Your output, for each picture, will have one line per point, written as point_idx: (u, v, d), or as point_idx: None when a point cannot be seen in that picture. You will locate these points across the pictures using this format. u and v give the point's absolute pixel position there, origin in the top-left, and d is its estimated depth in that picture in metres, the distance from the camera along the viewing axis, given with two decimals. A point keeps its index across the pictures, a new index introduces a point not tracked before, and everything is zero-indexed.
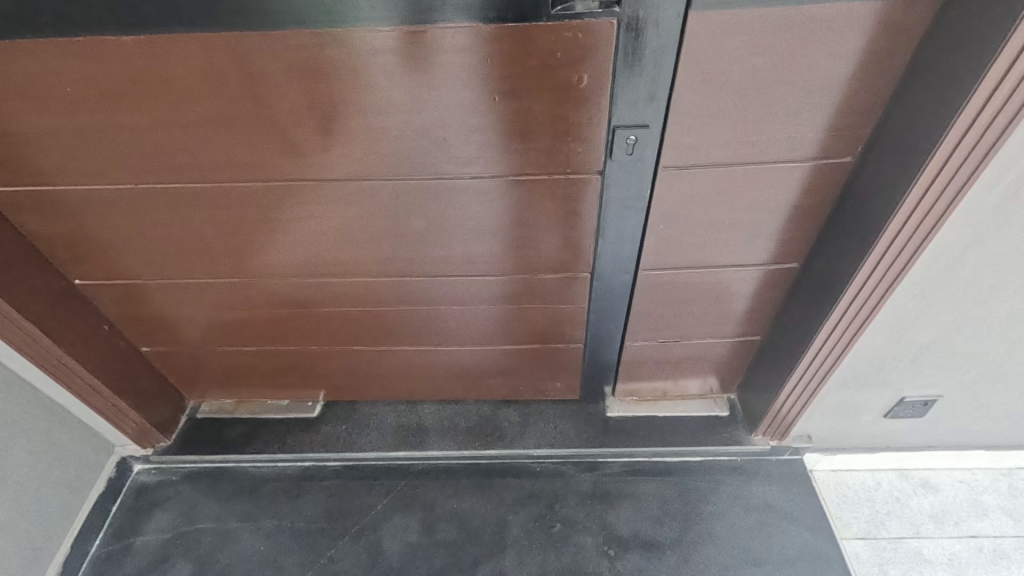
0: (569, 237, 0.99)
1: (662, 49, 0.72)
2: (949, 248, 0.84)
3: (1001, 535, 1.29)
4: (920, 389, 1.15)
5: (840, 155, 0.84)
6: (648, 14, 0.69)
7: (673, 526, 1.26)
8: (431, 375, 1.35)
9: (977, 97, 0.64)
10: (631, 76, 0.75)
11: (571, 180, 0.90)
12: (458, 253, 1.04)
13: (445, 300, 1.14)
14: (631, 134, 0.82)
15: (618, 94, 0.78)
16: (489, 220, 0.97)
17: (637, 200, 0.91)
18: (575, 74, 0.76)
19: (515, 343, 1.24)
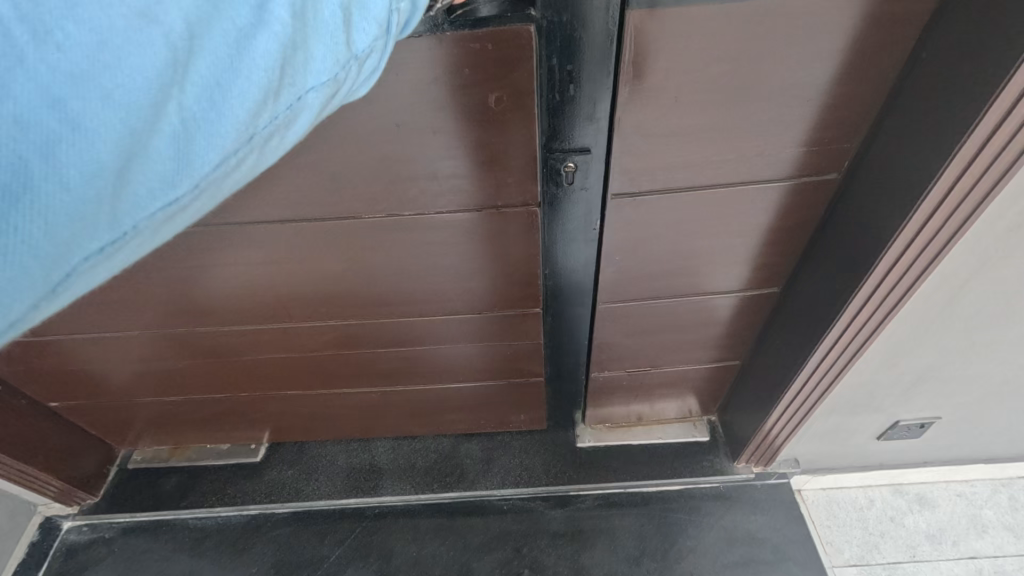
0: (513, 274, 0.86)
1: (596, 60, 0.59)
2: (952, 275, 0.72)
3: (1001, 555, 1.20)
4: (915, 413, 1.04)
5: (822, 171, 0.71)
6: (571, 15, 0.55)
7: (651, 566, 1.15)
8: (381, 414, 1.23)
9: (992, 114, 0.51)
10: (561, 92, 0.62)
11: (507, 214, 0.76)
12: (388, 294, 0.90)
13: (383, 341, 1.01)
14: (571, 160, 0.69)
15: (550, 115, 0.64)
16: (417, 261, 0.84)
17: (584, 230, 0.78)
18: (491, 96, 0.61)
19: (469, 379, 1.12)
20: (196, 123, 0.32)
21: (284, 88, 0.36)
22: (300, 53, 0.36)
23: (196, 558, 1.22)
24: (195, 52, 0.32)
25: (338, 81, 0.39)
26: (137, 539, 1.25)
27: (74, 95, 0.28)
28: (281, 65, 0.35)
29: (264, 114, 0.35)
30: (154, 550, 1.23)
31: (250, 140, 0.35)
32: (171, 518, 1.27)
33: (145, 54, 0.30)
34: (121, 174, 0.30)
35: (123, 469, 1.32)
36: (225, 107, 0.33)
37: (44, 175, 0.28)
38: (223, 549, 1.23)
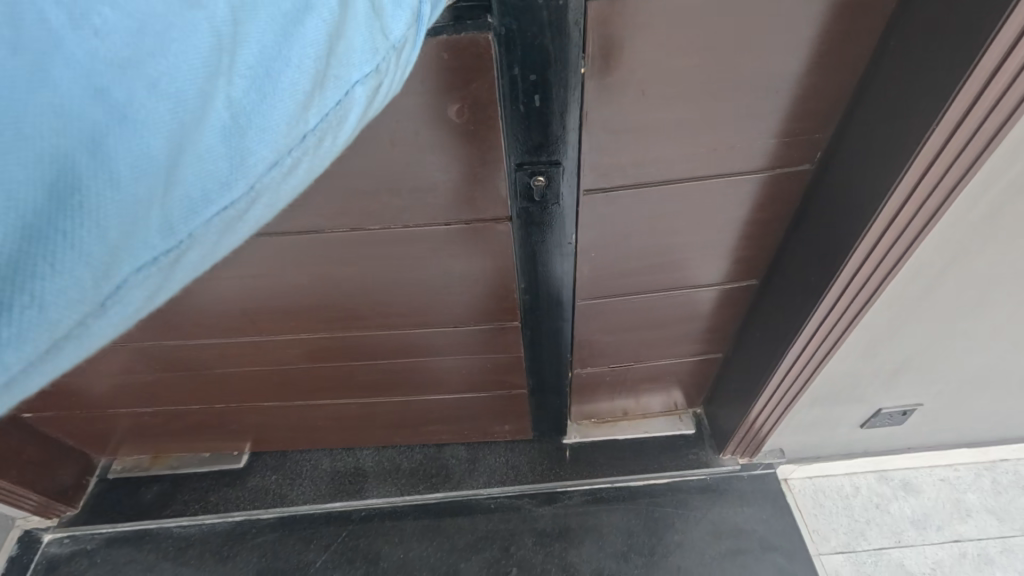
0: (487, 278, 0.84)
1: (561, 65, 0.56)
2: (927, 266, 0.71)
3: (984, 538, 1.21)
4: (897, 401, 1.04)
5: (796, 162, 0.70)
6: (529, 23, 0.53)
7: (639, 563, 1.15)
8: (363, 425, 1.22)
9: (958, 105, 0.51)
10: (525, 102, 0.59)
11: (477, 227, 0.75)
12: (362, 300, 0.88)
13: (360, 352, 0.99)
14: (539, 173, 0.67)
15: (514, 127, 0.62)
16: (389, 267, 0.82)
17: (558, 243, 0.77)
18: (453, 105, 0.60)
19: (450, 390, 1.11)
20: (248, 117, 0.32)
21: (329, 77, 0.36)
22: (340, 49, 0.36)
23: (179, 568, 1.20)
24: (256, 36, 0.32)
25: (379, 74, 0.39)
26: (119, 549, 1.23)
27: (152, 61, 0.28)
28: (328, 56, 0.35)
29: (312, 111, 0.35)
30: (137, 560, 1.22)
31: (306, 130, 0.35)
32: (153, 527, 1.25)
33: (213, 30, 0.30)
34: (177, 163, 0.29)
35: (104, 479, 1.30)
36: (279, 101, 0.33)
37: (129, 139, 0.27)
38: (207, 557, 1.22)
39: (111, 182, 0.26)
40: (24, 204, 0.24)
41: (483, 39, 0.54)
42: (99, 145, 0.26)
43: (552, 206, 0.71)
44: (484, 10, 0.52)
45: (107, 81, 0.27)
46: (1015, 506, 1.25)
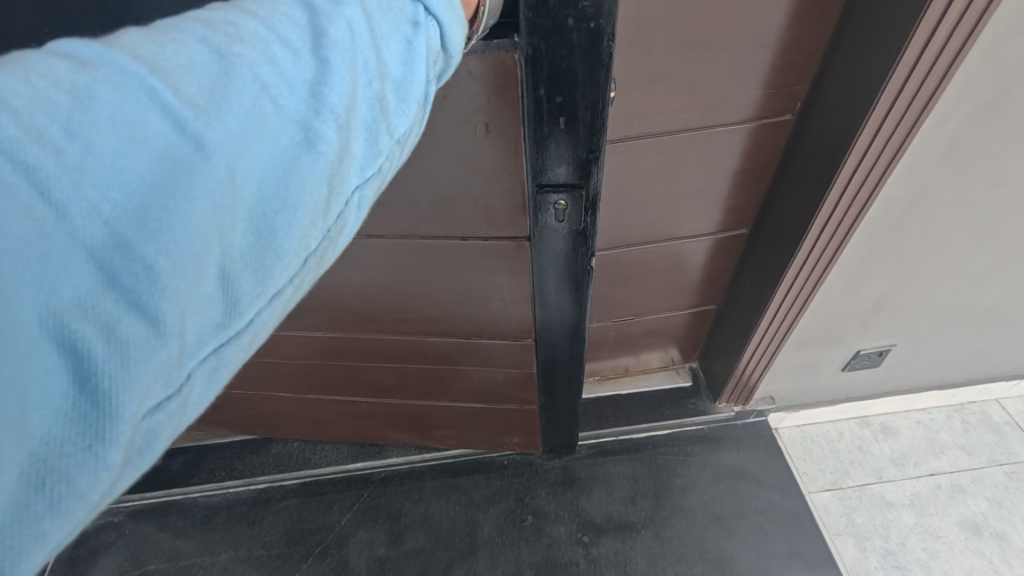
0: (501, 291, 0.90)
1: (591, 83, 0.56)
2: (894, 202, 0.81)
3: (957, 471, 1.32)
4: (874, 341, 1.14)
5: (779, 113, 0.79)
6: (554, 43, 0.52)
7: (646, 505, 1.23)
8: (373, 424, 1.26)
9: (913, 48, 0.60)
10: (551, 123, 0.60)
11: (494, 245, 0.82)
12: (382, 305, 0.94)
13: (377, 349, 1.05)
14: (558, 198, 0.69)
15: (537, 149, 0.64)
16: (403, 273, 0.88)
17: (576, 271, 0.79)
18: (478, 124, 0.67)
19: (459, 399, 1.16)
20: (260, 261, 0.24)
21: (335, 196, 0.27)
22: (350, 154, 0.27)
23: (208, 533, 1.25)
24: (252, 176, 0.23)
25: (383, 174, 0.30)
26: (147, 520, 1.28)
27: (152, 229, 0.20)
28: (337, 168, 0.27)
29: (321, 229, 0.26)
30: (165, 529, 1.26)
31: (310, 255, 0.26)
32: (178, 497, 1.30)
33: (218, 180, 0.22)
34: (186, 335, 0.21)
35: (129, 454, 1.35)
36: (291, 229, 0.25)
37: (141, 342, 0.19)
38: (233, 522, 1.27)
39: (128, 395, 0.19)
40: (43, 421, 0.18)
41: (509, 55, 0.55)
42: (108, 338, 0.19)
43: (576, 232, 0.73)
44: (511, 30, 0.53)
45: (107, 267, 0.19)
46: (983, 442, 1.37)
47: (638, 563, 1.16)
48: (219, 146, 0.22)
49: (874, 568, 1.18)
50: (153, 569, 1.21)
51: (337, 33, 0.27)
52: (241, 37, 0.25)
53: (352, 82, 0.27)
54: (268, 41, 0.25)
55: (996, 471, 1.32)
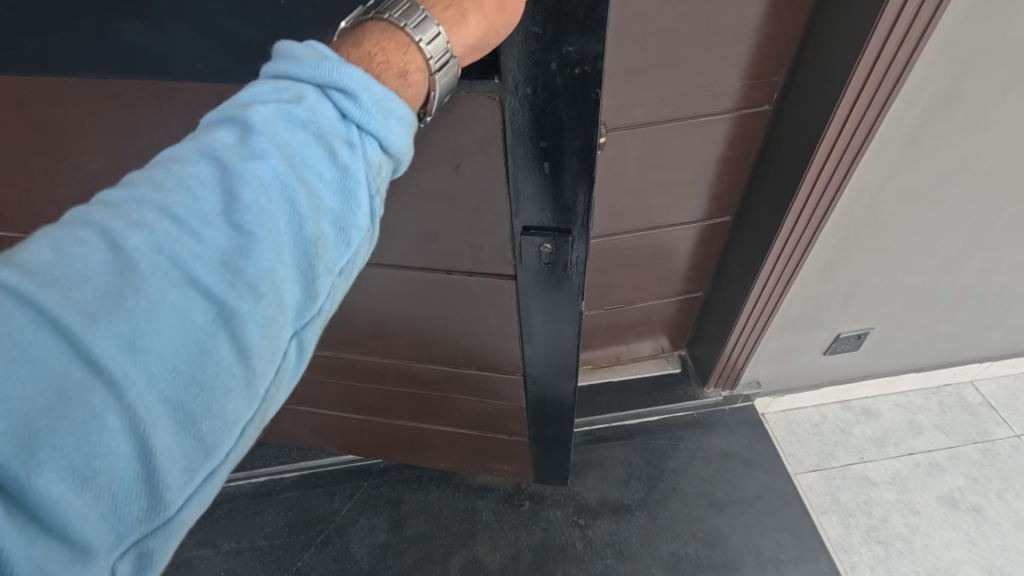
0: (488, 329, 0.86)
1: (577, 130, 0.55)
2: (866, 186, 0.86)
3: (935, 449, 1.38)
4: (853, 324, 1.19)
5: (758, 103, 0.84)
6: (540, 90, 0.52)
7: (639, 488, 1.27)
8: (362, 441, 1.22)
9: (876, 38, 0.65)
10: (536, 164, 0.59)
11: (480, 286, 0.78)
12: (368, 332, 0.91)
13: (366, 375, 1.01)
14: (545, 240, 0.68)
15: (523, 191, 0.63)
16: (392, 300, 0.84)
17: (565, 309, 0.78)
18: (455, 161, 0.60)
19: (448, 425, 1.12)
20: (178, 444, 0.29)
21: (261, 362, 0.32)
22: (271, 321, 0.32)
23: (210, 525, 1.27)
24: (160, 364, 0.28)
25: (322, 315, 0.35)
26: None
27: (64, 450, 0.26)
28: (258, 338, 0.31)
29: (251, 399, 0.31)
30: None
31: (246, 420, 0.32)
32: None
33: (124, 393, 0.27)
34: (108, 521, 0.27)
35: None
36: (207, 410, 0.30)
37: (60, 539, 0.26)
38: (234, 514, 1.28)
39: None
40: None
41: (486, 100, 0.53)
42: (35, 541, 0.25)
43: (564, 273, 0.72)
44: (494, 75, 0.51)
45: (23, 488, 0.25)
46: (959, 422, 1.43)
47: (633, 542, 1.19)
48: (124, 361, 0.28)
49: (858, 543, 1.23)
50: None
51: (248, 200, 0.31)
52: (150, 226, 0.30)
53: (268, 250, 0.32)
54: (179, 228, 0.30)
55: (971, 449, 1.38)
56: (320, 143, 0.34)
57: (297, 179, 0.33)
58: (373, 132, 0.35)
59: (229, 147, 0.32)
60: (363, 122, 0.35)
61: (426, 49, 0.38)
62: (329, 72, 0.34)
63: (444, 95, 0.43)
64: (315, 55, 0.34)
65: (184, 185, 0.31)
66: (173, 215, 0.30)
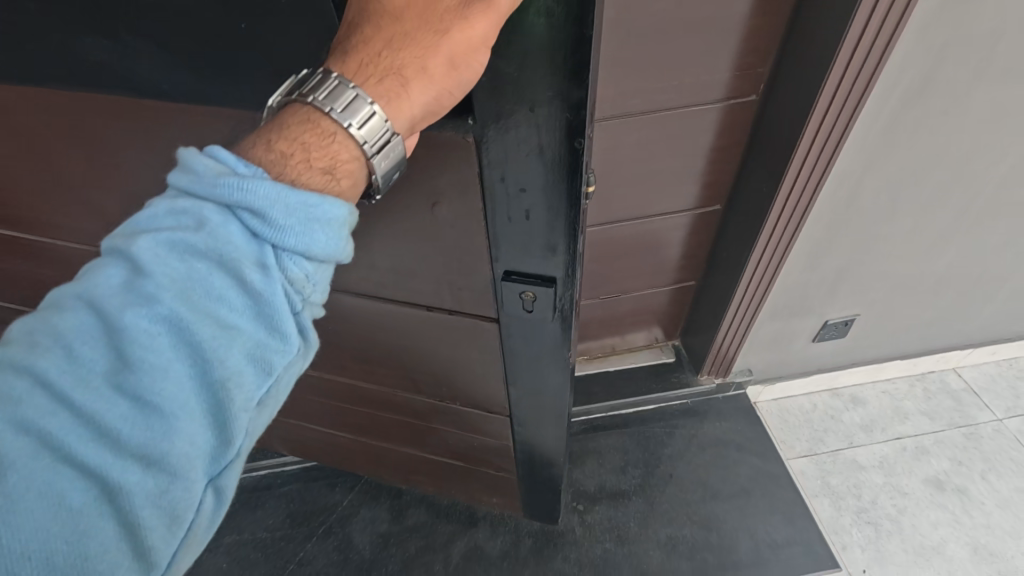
0: (472, 371, 0.82)
1: (556, 176, 0.52)
2: (849, 173, 0.90)
3: (921, 433, 1.42)
4: (840, 311, 1.24)
5: (745, 93, 0.88)
6: (516, 132, 0.49)
7: (636, 474, 1.30)
8: (351, 457, 1.20)
9: (855, 28, 0.69)
10: (514, 210, 0.55)
11: (463, 328, 0.74)
12: (352, 359, 0.88)
13: (352, 397, 0.99)
14: (528, 289, 0.64)
15: (502, 236, 0.59)
16: (373, 330, 0.80)
17: (552, 355, 0.74)
18: (431, 203, 0.57)
19: (433, 454, 1.09)
20: None
21: (173, 509, 0.34)
22: (176, 471, 0.33)
23: None
24: (50, 532, 0.30)
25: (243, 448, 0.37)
26: None
27: None
28: (163, 491, 0.33)
29: (163, 545, 0.34)
30: None
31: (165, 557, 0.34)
32: None
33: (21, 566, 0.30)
34: None
35: None
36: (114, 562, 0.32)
37: None
38: (235, 507, 1.29)
39: None
40: None
41: (463, 142, 0.50)
42: None
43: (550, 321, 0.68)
44: (466, 113, 0.48)
45: None
46: (943, 407, 1.47)
47: (631, 527, 1.22)
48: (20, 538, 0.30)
49: (849, 525, 1.27)
50: None
51: (140, 358, 0.33)
52: (32, 398, 0.31)
53: (167, 405, 0.33)
54: (68, 395, 0.32)
55: (955, 433, 1.42)
56: (226, 271, 0.35)
57: (197, 318, 0.34)
58: (295, 249, 0.36)
59: (116, 293, 0.34)
60: (274, 242, 0.36)
61: (358, 134, 0.39)
62: (234, 194, 0.35)
63: (391, 175, 0.43)
64: (219, 170, 0.36)
65: (68, 343, 0.33)
66: (62, 381, 0.32)
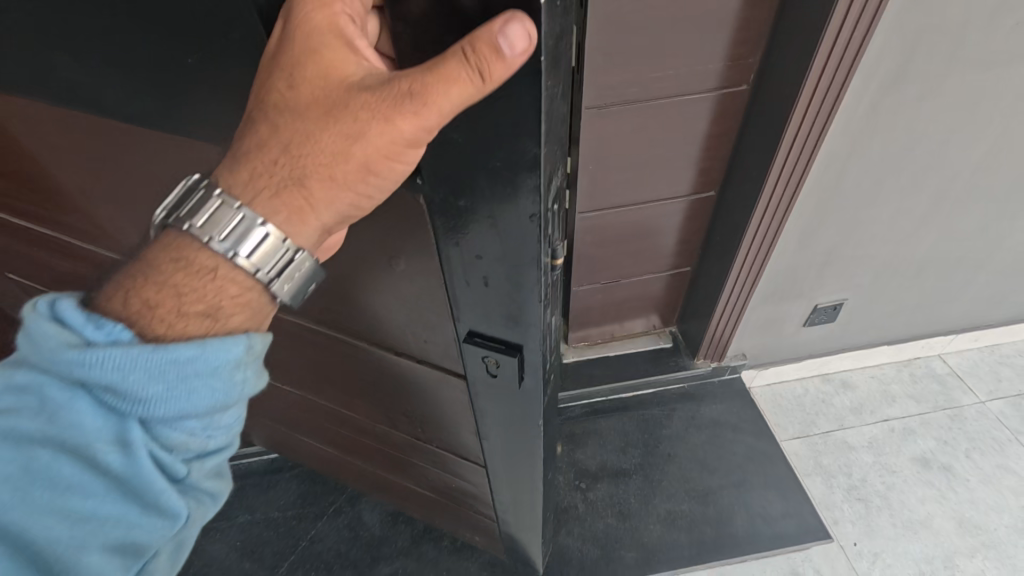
0: (443, 414, 0.81)
1: (508, 252, 0.50)
2: (832, 158, 0.97)
3: (908, 415, 1.48)
4: (829, 295, 1.30)
5: (736, 83, 0.95)
6: (466, 203, 0.47)
7: (635, 454, 1.35)
8: (340, 468, 1.20)
9: (835, 20, 0.76)
10: (470, 275, 0.54)
11: (434, 375, 0.73)
12: (335, 381, 0.88)
13: (337, 417, 0.99)
14: (491, 354, 0.62)
15: (460, 297, 0.57)
16: (350, 359, 0.80)
17: (520, 418, 0.71)
18: (393, 257, 0.57)
19: (414, 484, 1.07)
20: None
21: None
22: None
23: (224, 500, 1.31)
24: None
25: None
26: None
27: None
28: None
29: None
30: None
31: None
32: None
33: None
34: None
35: None
36: None
37: None
38: (248, 489, 1.33)
39: None
40: None
41: (415, 202, 0.49)
42: None
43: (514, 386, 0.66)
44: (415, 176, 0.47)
45: None
46: (929, 391, 1.54)
47: (632, 502, 1.27)
48: None
49: (840, 501, 1.32)
50: None
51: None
52: None
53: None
54: None
55: (940, 414, 1.48)
56: (83, 455, 0.42)
57: (52, 508, 0.40)
58: (164, 420, 0.43)
59: None
60: (134, 423, 0.42)
61: (250, 264, 0.44)
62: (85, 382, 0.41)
63: (301, 291, 0.48)
64: (72, 347, 0.41)
65: None
66: None
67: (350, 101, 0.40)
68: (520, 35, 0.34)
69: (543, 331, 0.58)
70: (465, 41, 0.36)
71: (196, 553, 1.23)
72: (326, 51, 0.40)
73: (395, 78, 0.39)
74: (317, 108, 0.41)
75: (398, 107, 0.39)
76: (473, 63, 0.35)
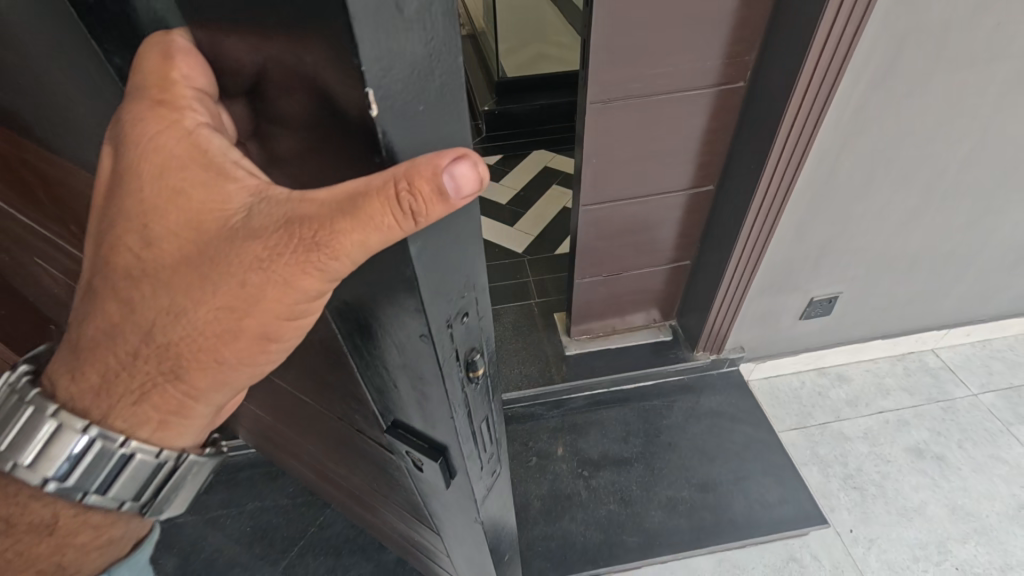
0: (386, 485, 0.72)
1: (409, 362, 0.42)
2: (825, 152, 1.01)
3: (902, 407, 1.52)
4: (824, 288, 1.34)
5: (733, 80, 1.00)
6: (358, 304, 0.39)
7: (637, 443, 1.38)
8: (318, 490, 1.14)
9: (826, 18, 0.80)
10: (379, 372, 0.46)
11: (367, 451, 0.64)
12: (289, 422, 0.82)
13: (299, 451, 0.93)
14: (411, 453, 0.53)
15: (373, 390, 0.49)
16: (291, 408, 0.73)
17: (459, 509, 0.61)
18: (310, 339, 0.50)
19: (381, 524, 1.00)
20: None
21: None
22: None
23: (234, 488, 1.33)
24: None
25: None
26: None
27: None
28: None
29: None
30: (192, 486, 1.34)
31: None
32: None
33: None
34: None
35: None
36: None
37: None
38: (257, 477, 1.35)
39: None
40: None
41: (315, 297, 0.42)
42: None
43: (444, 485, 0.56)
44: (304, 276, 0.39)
45: None
46: (922, 384, 1.57)
47: (633, 489, 1.30)
48: None
49: (836, 489, 1.35)
50: (182, 520, 1.28)
51: None
52: None
53: None
54: None
55: (933, 406, 1.52)
56: None
57: None
58: None
59: None
60: None
61: (114, 492, 0.44)
62: None
63: (194, 479, 0.50)
64: None
65: None
66: None
67: (238, 249, 0.34)
68: (470, 176, 0.29)
69: (468, 431, 0.49)
70: (387, 174, 0.28)
71: (207, 539, 1.26)
72: (199, 191, 0.34)
73: (295, 219, 0.31)
74: (186, 269, 0.35)
75: (301, 263, 0.32)
76: (403, 201, 0.28)
